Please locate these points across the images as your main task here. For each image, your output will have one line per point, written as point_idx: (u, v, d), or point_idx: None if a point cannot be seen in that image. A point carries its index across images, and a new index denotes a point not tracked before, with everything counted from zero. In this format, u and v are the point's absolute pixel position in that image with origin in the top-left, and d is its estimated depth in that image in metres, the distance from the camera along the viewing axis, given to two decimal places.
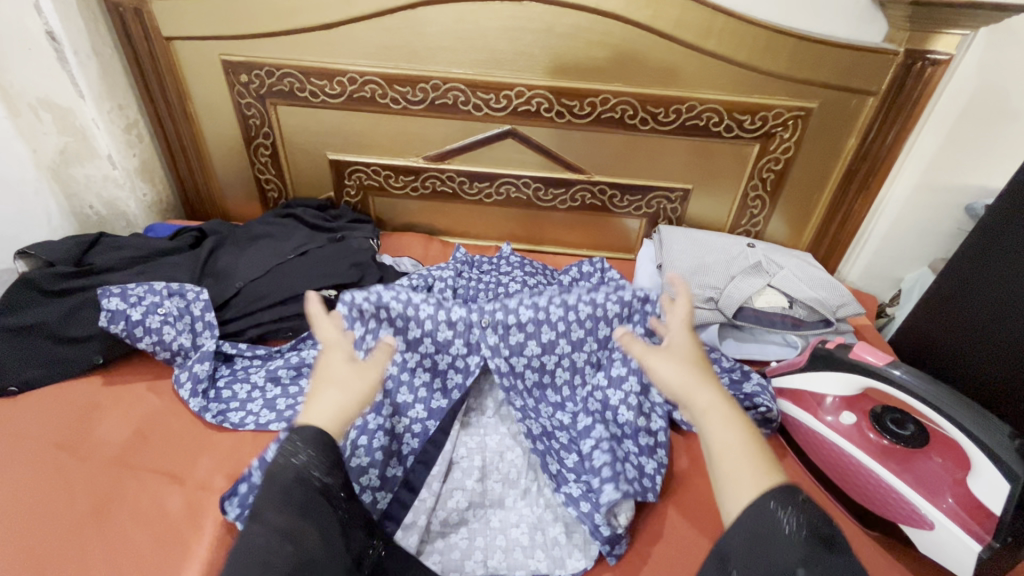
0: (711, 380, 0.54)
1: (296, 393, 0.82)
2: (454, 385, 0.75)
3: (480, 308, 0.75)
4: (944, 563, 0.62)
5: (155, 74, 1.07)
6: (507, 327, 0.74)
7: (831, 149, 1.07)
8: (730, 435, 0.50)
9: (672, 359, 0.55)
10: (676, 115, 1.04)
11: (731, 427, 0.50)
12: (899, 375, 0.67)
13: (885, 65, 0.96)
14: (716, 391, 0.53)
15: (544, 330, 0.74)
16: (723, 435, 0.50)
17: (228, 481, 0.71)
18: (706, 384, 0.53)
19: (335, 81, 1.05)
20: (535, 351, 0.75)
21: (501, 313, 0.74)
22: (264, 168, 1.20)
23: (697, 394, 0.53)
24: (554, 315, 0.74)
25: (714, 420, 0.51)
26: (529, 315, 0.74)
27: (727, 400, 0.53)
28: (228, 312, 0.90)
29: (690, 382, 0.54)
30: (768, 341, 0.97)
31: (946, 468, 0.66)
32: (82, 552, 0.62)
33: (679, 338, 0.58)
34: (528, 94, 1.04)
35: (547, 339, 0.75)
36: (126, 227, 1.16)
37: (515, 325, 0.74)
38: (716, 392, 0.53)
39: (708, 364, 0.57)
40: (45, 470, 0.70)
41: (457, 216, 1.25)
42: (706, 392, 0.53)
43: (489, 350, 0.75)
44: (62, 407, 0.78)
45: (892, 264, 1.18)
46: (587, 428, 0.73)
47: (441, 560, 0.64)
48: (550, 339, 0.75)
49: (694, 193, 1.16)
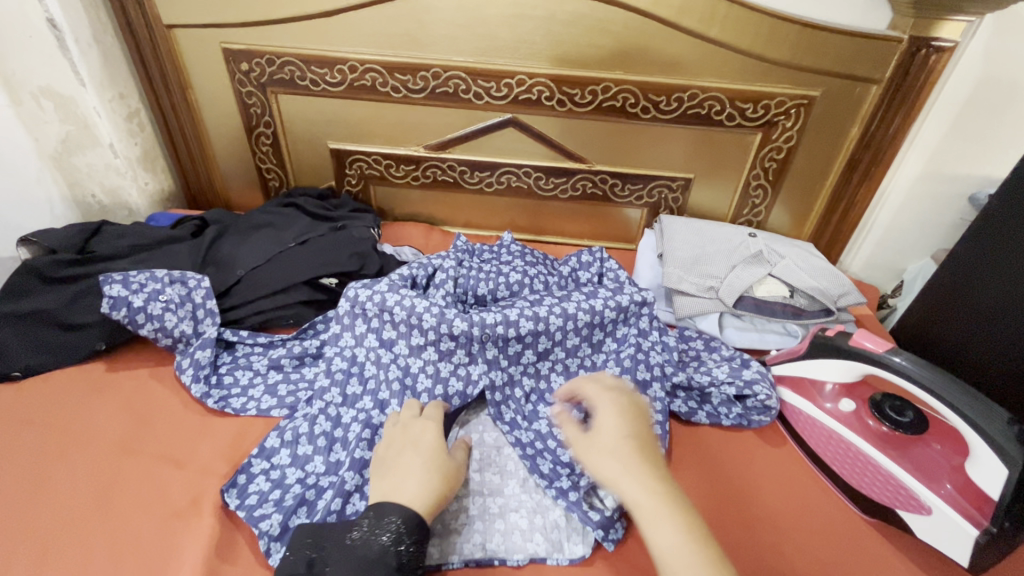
0: (643, 469, 0.51)
1: (297, 380, 0.82)
2: (454, 393, 0.76)
3: (482, 316, 0.77)
4: (943, 550, 0.62)
5: (156, 62, 1.07)
6: (508, 338, 0.77)
7: (834, 139, 1.06)
8: (667, 539, 0.47)
9: (596, 454, 0.53)
10: (678, 103, 1.04)
11: (663, 530, 0.47)
12: (898, 362, 0.66)
13: (889, 53, 0.95)
14: (647, 482, 0.50)
15: (541, 338, 0.79)
16: (659, 540, 0.47)
17: (230, 466, 0.71)
18: (636, 477, 0.51)
19: (336, 69, 1.05)
20: (532, 358, 0.80)
21: (502, 324, 0.76)
22: (265, 157, 1.20)
23: (626, 489, 0.50)
24: (553, 324, 0.78)
25: (646, 520, 0.48)
26: (530, 326, 0.77)
27: (662, 493, 0.49)
28: (230, 300, 0.91)
29: (614, 478, 0.51)
30: (768, 330, 0.96)
31: (944, 455, 0.66)
32: (86, 537, 0.62)
33: (606, 426, 0.55)
34: (529, 82, 1.03)
35: (543, 348, 0.80)
36: (128, 216, 1.17)
37: (514, 337, 0.77)
38: (645, 486, 0.50)
39: (636, 447, 0.53)
40: (49, 455, 0.70)
41: (458, 206, 1.25)
42: (634, 487, 0.50)
43: (489, 360, 0.78)
44: (66, 393, 0.79)
45: (895, 255, 1.18)
46: None
47: (439, 544, 0.63)
48: (546, 347, 0.80)
49: (695, 183, 1.15)
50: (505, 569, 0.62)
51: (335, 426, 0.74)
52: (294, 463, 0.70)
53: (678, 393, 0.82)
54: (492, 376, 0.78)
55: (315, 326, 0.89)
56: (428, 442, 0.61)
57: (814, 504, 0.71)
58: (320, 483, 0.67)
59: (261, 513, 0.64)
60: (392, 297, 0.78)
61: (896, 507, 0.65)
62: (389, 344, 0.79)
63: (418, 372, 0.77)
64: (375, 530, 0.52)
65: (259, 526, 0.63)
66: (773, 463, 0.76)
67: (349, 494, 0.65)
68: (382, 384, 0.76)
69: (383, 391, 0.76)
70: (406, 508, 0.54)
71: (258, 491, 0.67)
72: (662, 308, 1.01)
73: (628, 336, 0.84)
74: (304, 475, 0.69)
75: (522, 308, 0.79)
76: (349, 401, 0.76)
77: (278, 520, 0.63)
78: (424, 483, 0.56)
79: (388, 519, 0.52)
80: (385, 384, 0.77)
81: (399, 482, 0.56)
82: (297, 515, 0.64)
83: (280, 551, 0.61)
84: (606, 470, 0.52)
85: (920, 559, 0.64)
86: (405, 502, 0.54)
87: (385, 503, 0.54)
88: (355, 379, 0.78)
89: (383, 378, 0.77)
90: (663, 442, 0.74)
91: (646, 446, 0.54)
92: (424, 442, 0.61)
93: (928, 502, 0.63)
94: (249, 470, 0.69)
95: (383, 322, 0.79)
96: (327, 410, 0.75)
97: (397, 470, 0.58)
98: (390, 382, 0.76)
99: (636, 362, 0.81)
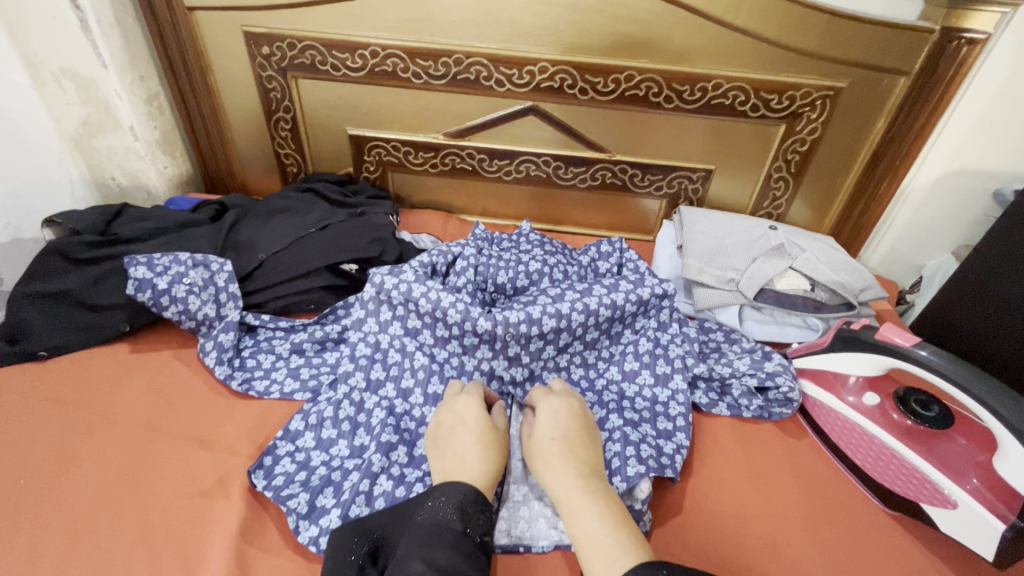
0: (559, 465, 0.57)
1: (319, 364, 0.83)
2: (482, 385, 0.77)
3: (505, 314, 0.76)
4: (966, 543, 0.63)
5: (176, 45, 1.06)
6: (530, 336, 0.77)
7: (857, 132, 1.05)
8: (581, 523, 0.51)
9: (532, 451, 0.60)
10: (701, 93, 1.03)
11: (581, 515, 0.52)
12: (923, 356, 0.66)
13: (919, 44, 0.94)
14: (562, 481, 0.55)
15: (562, 334, 0.78)
16: (584, 524, 0.51)
17: (256, 448, 0.72)
18: (554, 475, 0.56)
19: (358, 54, 1.04)
20: (551, 353, 0.79)
21: (525, 320, 0.76)
22: (284, 142, 1.20)
23: (550, 486, 0.56)
24: (574, 321, 0.77)
25: (568, 512, 0.53)
26: (552, 322, 0.76)
27: (574, 485, 0.54)
28: (252, 284, 0.92)
29: (542, 474, 0.57)
30: (788, 323, 0.96)
31: (969, 451, 0.67)
32: (116, 511, 0.63)
33: (544, 427, 0.61)
34: (551, 70, 1.02)
35: (563, 342, 0.79)
36: (147, 199, 1.17)
37: (537, 334, 0.77)
38: (561, 482, 0.55)
39: (566, 448, 0.58)
40: (77, 432, 0.71)
41: (475, 194, 1.25)
42: (554, 483, 0.56)
43: (511, 356, 0.78)
44: (92, 372, 0.80)
45: (915, 250, 1.16)
46: (602, 420, 0.74)
47: (507, 530, 0.63)
48: (565, 342, 0.79)
49: (716, 174, 1.15)
50: (530, 555, 0.63)
51: (359, 411, 0.75)
52: (318, 446, 0.71)
53: (699, 384, 0.83)
54: (514, 372, 0.79)
55: (336, 311, 0.89)
56: (473, 416, 0.62)
57: (832, 495, 0.71)
58: (346, 465, 0.69)
59: (288, 493, 0.65)
60: (419, 288, 0.78)
61: (920, 501, 0.66)
62: (415, 333, 0.79)
63: (445, 361, 0.78)
64: (441, 501, 0.53)
65: (287, 504, 0.64)
66: (793, 454, 0.76)
67: (376, 475, 0.66)
68: (406, 372, 0.77)
69: (407, 379, 0.77)
70: (471, 482, 0.55)
71: (284, 472, 0.68)
72: (681, 300, 1.01)
73: (646, 328, 0.84)
74: (329, 458, 0.70)
75: (544, 304, 0.77)
76: (373, 387, 0.77)
77: (306, 499, 0.64)
78: (485, 458, 0.58)
79: (451, 491, 0.53)
80: (410, 371, 0.78)
81: (464, 458, 0.58)
82: (324, 495, 0.65)
83: (308, 529, 0.62)
84: (537, 466, 0.58)
85: (939, 549, 0.65)
86: (469, 478, 0.56)
87: (450, 484, 0.54)
88: (379, 365, 0.79)
89: (407, 365, 0.78)
90: (687, 432, 0.74)
91: (570, 448, 0.58)
92: (471, 416, 0.62)
93: (953, 495, 0.63)
94: (274, 452, 0.70)
95: (408, 311, 0.79)
96: (352, 395, 0.76)
97: (455, 451, 0.59)
98: (415, 370, 0.77)
99: (655, 356, 0.82)
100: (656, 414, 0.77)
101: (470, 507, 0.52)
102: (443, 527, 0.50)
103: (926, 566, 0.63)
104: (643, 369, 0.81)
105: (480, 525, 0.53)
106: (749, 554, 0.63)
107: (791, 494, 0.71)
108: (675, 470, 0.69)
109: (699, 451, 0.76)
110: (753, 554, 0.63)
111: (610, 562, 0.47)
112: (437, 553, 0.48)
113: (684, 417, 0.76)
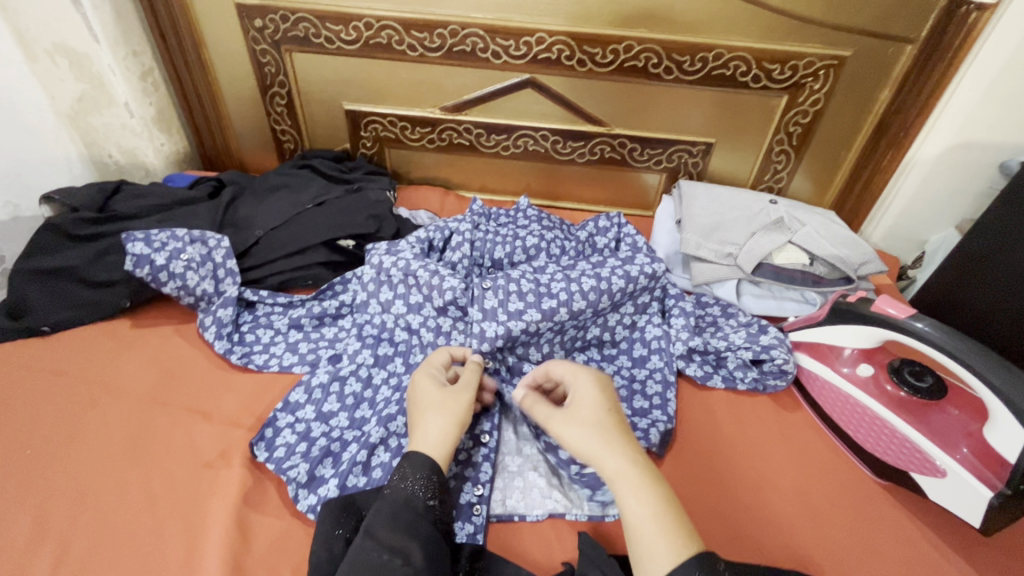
0: (619, 441, 0.54)
1: (317, 338, 0.84)
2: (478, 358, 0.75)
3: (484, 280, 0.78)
4: (951, 508, 0.64)
5: (168, 18, 1.04)
6: (511, 296, 0.75)
7: (862, 100, 1.03)
8: (639, 504, 0.49)
9: (576, 425, 0.55)
10: (702, 63, 1.01)
11: (641, 495, 0.50)
12: (920, 328, 0.65)
13: (927, 9, 0.91)
14: (622, 457, 0.52)
15: (546, 298, 0.75)
16: (635, 506, 0.49)
17: (256, 420, 0.74)
18: (613, 449, 0.52)
19: (351, 26, 1.02)
20: (534, 317, 0.73)
21: (504, 281, 0.77)
22: (280, 118, 1.19)
23: (606, 460, 0.52)
24: (555, 287, 0.76)
25: (623, 489, 0.51)
26: (530, 286, 0.76)
27: (635, 462, 0.52)
28: (249, 260, 0.92)
29: (596, 447, 0.53)
30: (786, 297, 0.95)
31: (961, 420, 0.67)
32: (121, 481, 0.65)
33: (586, 401, 0.57)
34: (548, 41, 1.01)
35: (548, 308, 0.74)
36: (145, 176, 1.16)
37: (516, 293, 0.75)
38: (624, 455, 0.52)
39: (615, 422, 0.55)
40: (81, 405, 0.73)
41: (474, 170, 1.24)
42: (612, 458, 0.52)
43: (486, 308, 0.74)
44: (94, 346, 0.81)
45: (919, 225, 1.13)
46: None
47: (502, 501, 0.65)
48: (551, 307, 0.74)
49: (716, 147, 1.13)
50: (524, 524, 0.64)
51: (364, 387, 0.76)
52: (318, 418, 0.72)
53: (694, 357, 0.83)
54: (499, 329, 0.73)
55: (333, 287, 0.90)
56: (426, 386, 0.60)
57: (824, 466, 0.72)
58: (345, 436, 0.70)
59: (289, 464, 0.67)
60: (417, 263, 0.80)
61: (910, 470, 0.67)
62: (417, 307, 0.79)
63: (451, 328, 0.78)
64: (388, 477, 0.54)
65: (287, 474, 0.66)
66: (784, 425, 0.77)
67: (374, 446, 0.67)
68: (414, 348, 0.79)
69: (415, 356, 0.79)
70: (427, 454, 0.55)
71: (285, 443, 0.69)
72: (678, 276, 1.00)
73: (623, 314, 0.83)
74: (329, 429, 0.71)
75: (525, 274, 0.79)
76: (381, 362, 0.79)
77: (306, 468, 0.66)
78: (446, 432, 0.56)
79: (398, 467, 0.54)
80: (418, 348, 0.79)
81: (425, 430, 0.56)
82: (323, 465, 0.67)
83: (307, 498, 0.64)
84: (580, 440, 0.54)
85: (925, 517, 0.66)
86: (427, 449, 0.55)
87: (412, 454, 0.54)
88: (387, 343, 0.81)
89: (415, 342, 0.80)
90: (663, 411, 0.75)
91: (618, 423, 0.56)
92: (439, 397, 0.59)
93: (941, 463, 0.64)
94: (275, 424, 0.71)
95: (408, 287, 0.80)
96: (358, 371, 0.77)
97: (417, 421, 0.58)
98: (426, 345, 0.79)
99: (631, 342, 0.83)
100: (633, 392, 0.78)
101: (413, 476, 0.53)
102: (386, 501, 0.52)
103: (915, 535, 0.64)
104: (621, 354, 0.83)
105: (427, 489, 0.53)
106: (734, 521, 0.64)
107: (784, 466, 0.71)
108: (648, 442, 0.70)
109: (690, 426, 0.76)
110: (737, 527, 0.64)
111: (676, 547, 0.47)
112: (378, 529, 0.50)
113: (659, 396, 0.77)
